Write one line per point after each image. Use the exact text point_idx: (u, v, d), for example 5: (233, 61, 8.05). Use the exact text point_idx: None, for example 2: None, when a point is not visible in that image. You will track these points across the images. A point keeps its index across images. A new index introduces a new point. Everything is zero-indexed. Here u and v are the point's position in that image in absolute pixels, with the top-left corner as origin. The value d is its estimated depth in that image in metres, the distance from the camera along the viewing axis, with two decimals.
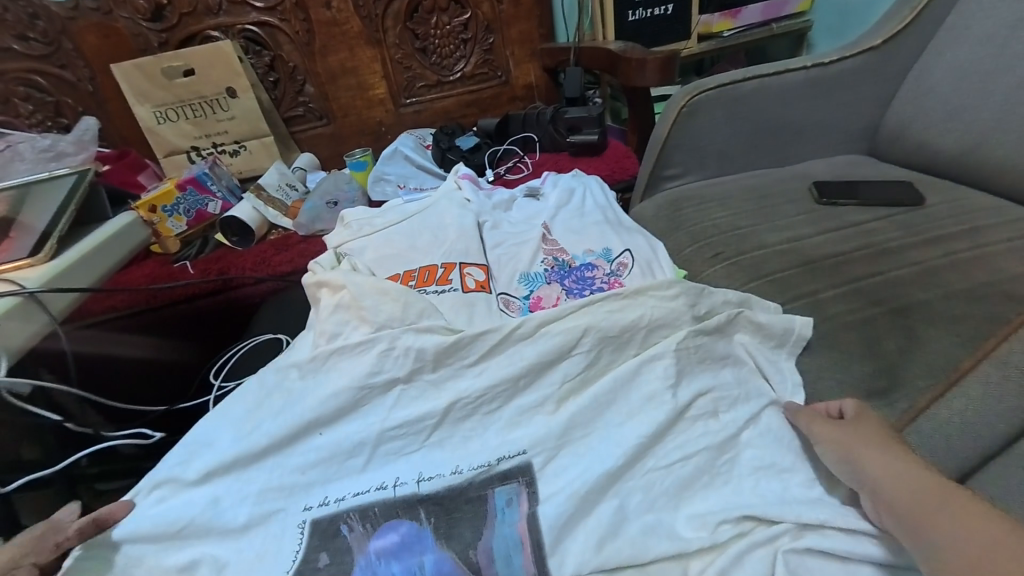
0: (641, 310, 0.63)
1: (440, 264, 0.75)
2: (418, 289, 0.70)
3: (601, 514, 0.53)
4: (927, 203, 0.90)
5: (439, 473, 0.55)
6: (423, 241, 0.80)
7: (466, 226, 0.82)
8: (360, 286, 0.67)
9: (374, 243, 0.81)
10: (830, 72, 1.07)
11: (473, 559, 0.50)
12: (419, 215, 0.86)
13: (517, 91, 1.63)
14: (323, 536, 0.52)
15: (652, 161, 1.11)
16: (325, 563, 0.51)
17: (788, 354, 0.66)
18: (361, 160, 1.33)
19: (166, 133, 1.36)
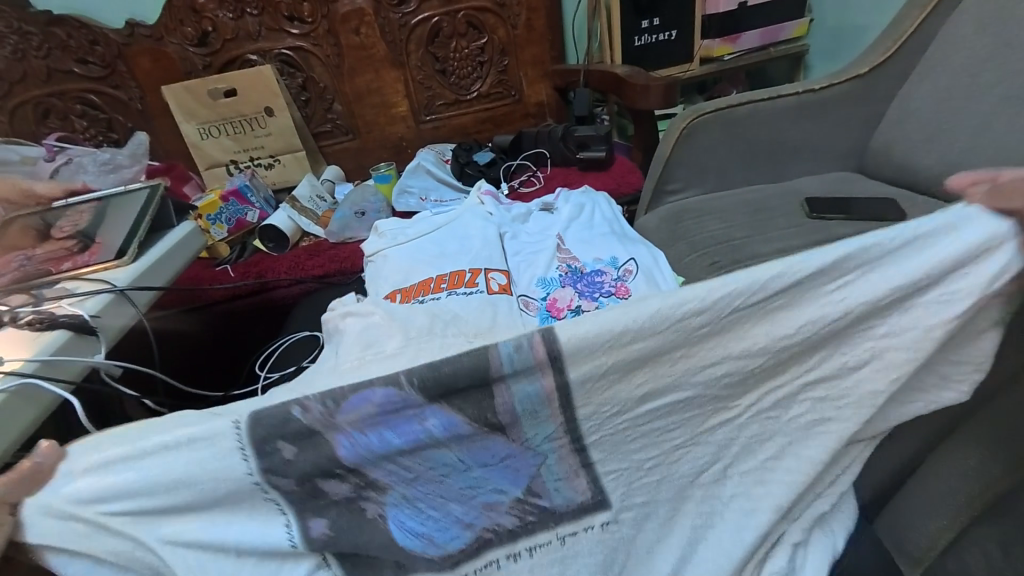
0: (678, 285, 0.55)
1: (468, 270, 0.85)
2: (449, 291, 0.80)
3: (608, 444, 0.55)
4: (909, 218, 0.98)
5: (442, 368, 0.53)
6: (452, 249, 0.90)
7: (487, 238, 0.92)
8: (388, 308, 0.72)
9: (406, 254, 0.91)
10: (821, 96, 1.16)
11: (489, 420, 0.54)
12: (446, 228, 0.95)
13: (529, 109, 1.74)
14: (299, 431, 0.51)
15: (656, 176, 1.20)
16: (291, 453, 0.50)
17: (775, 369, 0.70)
18: (385, 173, 1.44)
19: (208, 148, 1.48)
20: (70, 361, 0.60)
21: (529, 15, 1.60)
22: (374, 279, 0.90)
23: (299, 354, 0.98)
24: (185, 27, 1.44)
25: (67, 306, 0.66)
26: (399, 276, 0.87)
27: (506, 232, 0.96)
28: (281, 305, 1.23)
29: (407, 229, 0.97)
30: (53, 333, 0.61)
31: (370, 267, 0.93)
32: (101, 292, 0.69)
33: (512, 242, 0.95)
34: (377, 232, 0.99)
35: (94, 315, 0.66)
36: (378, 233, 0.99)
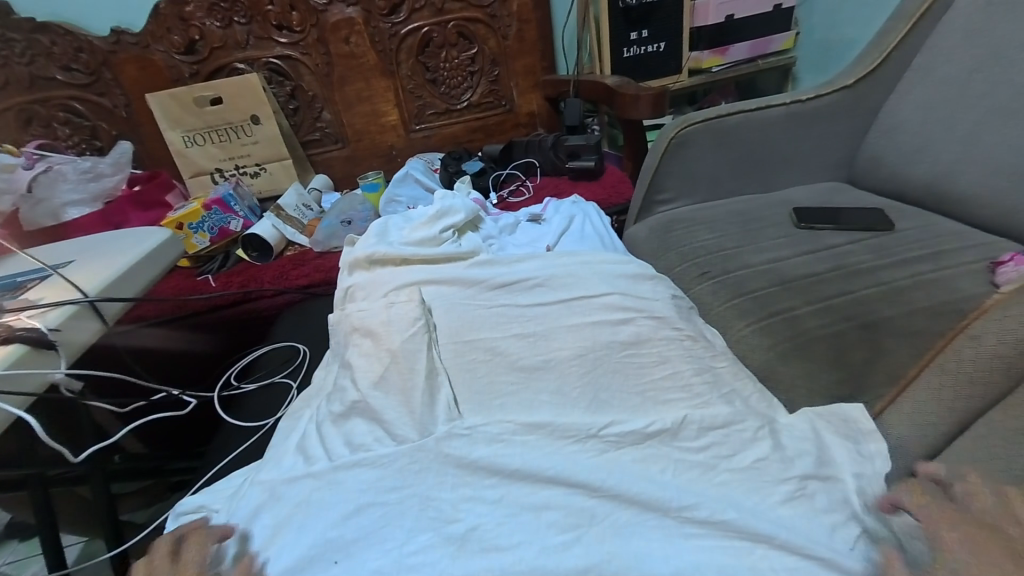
0: (662, 374, 0.62)
1: (462, 325, 0.70)
2: (438, 352, 0.67)
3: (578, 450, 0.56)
4: (898, 228, 0.97)
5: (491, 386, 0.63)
6: (449, 295, 0.73)
7: (465, 280, 0.74)
8: (399, 373, 0.64)
9: (363, 307, 0.73)
10: (809, 107, 1.17)
11: (504, 361, 0.65)
12: (415, 270, 0.76)
13: (520, 119, 1.73)
14: (359, 413, 0.63)
15: (645, 186, 1.20)
16: (357, 423, 0.62)
17: (815, 415, 0.61)
18: (374, 182, 1.43)
19: (193, 155, 1.46)
20: (28, 375, 0.58)
21: (520, 26, 1.61)
22: (340, 346, 0.74)
23: (276, 365, 0.94)
24: (172, 35, 1.43)
25: (27, 318, 0.63)
26: (356, 338, 0.70)
27: (488, 264, 0.77)
28: (263, 316, 1.20)
29: (362, 266, 0.78)
30: (9, 346, 0.58)
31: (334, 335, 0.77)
32: (68, 303, 0.66)
33: (487, 276, 0.75)
34: (345, 267, 0.79)
35: (54, 329, 0.63)
36: (344, 269, 0.80)
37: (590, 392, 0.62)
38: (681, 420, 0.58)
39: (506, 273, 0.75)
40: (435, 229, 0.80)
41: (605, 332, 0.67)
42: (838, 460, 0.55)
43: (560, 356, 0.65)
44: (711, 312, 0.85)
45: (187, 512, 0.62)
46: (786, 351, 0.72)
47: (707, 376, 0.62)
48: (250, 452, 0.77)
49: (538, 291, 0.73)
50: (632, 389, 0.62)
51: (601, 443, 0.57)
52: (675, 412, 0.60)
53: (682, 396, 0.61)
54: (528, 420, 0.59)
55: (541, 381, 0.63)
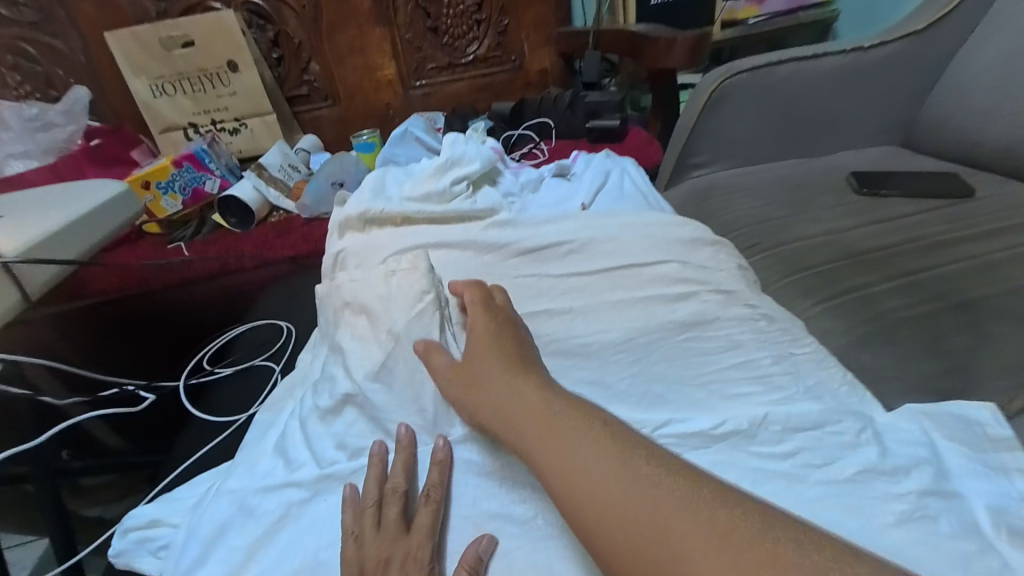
0: (732, 358, 0.51)
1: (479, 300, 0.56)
2: (452, 332, 0.54)
3: None
4: (977, 195, 0.84)
5: None
6: (461, 264, 0.60)
7: (481, 242, 0.60)
8: (404, 356, 0.52)
9: (358, 277, 0.60)
10: (869, 57, 1.02)
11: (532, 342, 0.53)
12: (420, 231, 0.62)
13: (531, 77, 1.55)
14: (354, 408, 0.51)
15: (678, 147, 1.06)
16: (351, 418, 0.51)
17: (919, 417, 0.49)
18: (368, 141, 1.27)
19: (162, 108, 1.28)
20: None
21: None
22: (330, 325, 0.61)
23: (255, 346, 0.81)
24: None
25: None
26: (349, 315, 0.57)
27: (510, 226, 0.63)
28: (242, 291, 1.05)
29: (356, 228, 0.64)
30: None
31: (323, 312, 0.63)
32: None
33: (508, 238, 0.61)
34: (333, 229, 0.65)
35: None
36: (331, 232, 0.66)
37: (643, 385, 0.49)
38: (760, 419, 0.46)
39: (533, 236, 0.61)
40: (444, 183, 0.66)
41: (658, 308, 0.56)
42: (957, 472, 0.45)
43: (604, 340, 0.53)
44: (767, 290, 0.72)
45: (138, 527, 0.50)
46: (867, 337, 0.60)
47: (784, 365, 0.50)
48: (222, 451, 0.64)
49: (572, 254, 0.60)
50: (696, 376, 0.50)
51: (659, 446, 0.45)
52: (751, 409, 0.47)
53: (758, 389, 0.49)
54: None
55: (580, 370, 0.51)
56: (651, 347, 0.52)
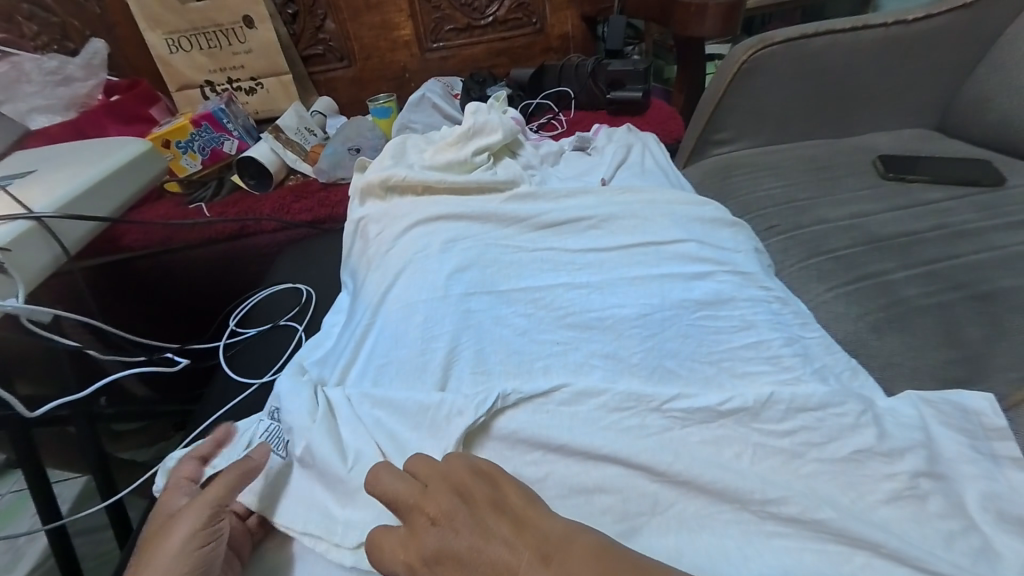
0: (739, 340, 0.53)
1: (496, 270, 0.58)
2: (470, 299, 0.56)
3: (636, 429, 0.48)
4: (1009, 184, 0.82)
5: (535, 347, 0.53)
6: (478, 235, 0.60)
7: (500, 213, 0.61)
8: (425, 321, 0.54)
9: (381, 243, 0.62)
10: (913, 31, 0.96)
11: (547, 314, 0.55)
12: (439, 200, 0.63)
13: (552, 42, 1.49)
14: (376, 370, 0.54)
15: (702, 123, 1.04)
16: (372, 380, 0.53)
17: (921, 405, 0.51)
18: (384, 106, 1.25)
19: (179, 64, 1.27)
20: None
21: None
22: (354, 289, 0.64)
23: (276, 308, 0.84)
24: None
25: None
26: (373, 278, 0.60)
27: (530, 199, 0.64)
28: (262, 253, 1.08)
29: (377, 195, 0.66)
30: None
31: (347, 275, 0.66)
32: (17, 218, 0.55)
33: (527, 211, 0.62)
34: (355, 195, 0.67)
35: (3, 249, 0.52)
36: (354, 196, 0.67)
37: (654, 359, 0.52)
38: (766, 398, 0.48)
39: (552, 211, 0.62)
40: (465, 152, 0.66)
41: (671, 287, 0.56)
42: (950, 456, 0.47)
43: (620, 315, 0.54)
44: (781, 272, 0.73)
45: (179, 468, 0.54)
46: (878, 323, 0.61)
47: (792, 348, 0.52)
48: (249, 403, 0.68)
49: (589, 234, 0.61)
50: (705, 356, 0.52)
51: (664, 418, 0.48)
52: (758, 388, 0.50)
53: (766, 369, 0.51)
54: (579, 390, 0.49)
55: (594, 342, 0.53)
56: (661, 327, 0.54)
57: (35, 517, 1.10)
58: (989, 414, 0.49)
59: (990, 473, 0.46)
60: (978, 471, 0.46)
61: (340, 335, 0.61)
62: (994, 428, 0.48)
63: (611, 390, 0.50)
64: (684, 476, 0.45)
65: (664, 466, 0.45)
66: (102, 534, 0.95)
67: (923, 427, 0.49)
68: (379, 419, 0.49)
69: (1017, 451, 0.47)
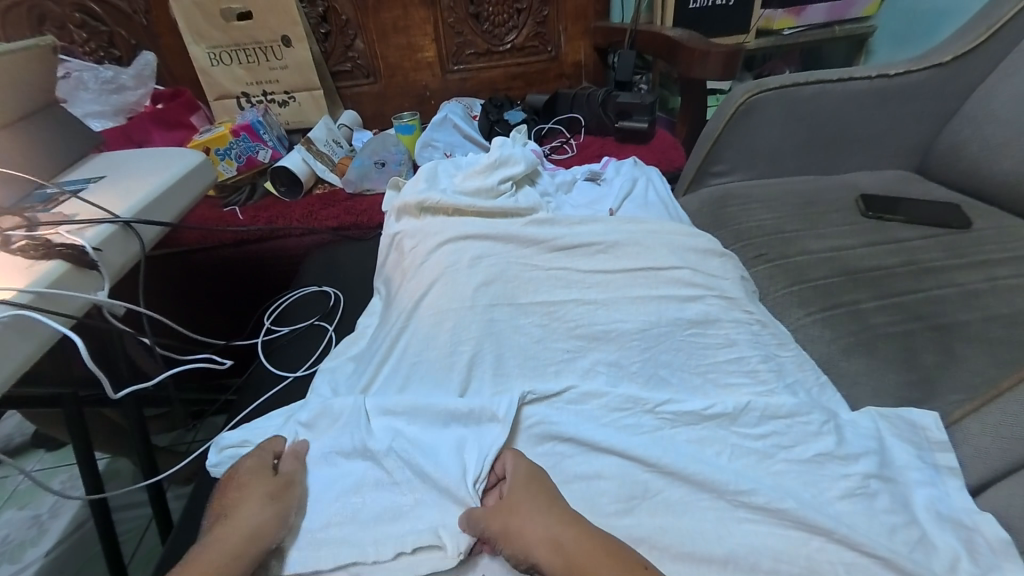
0: (724, 356, 0.61)
1: (515, 284, 0.66)
2: (491, 311, 0.64)
3: (631, 427, 0.56)
4: (975, 227, 0.91)
5: (548, 356, 0.61)
6: (499, 254, 0.68)
7: (522, 234, 0.70)
8: (453, 328, 0.63)
9: (415, 257, 0.70)
10: (894, 83, 1.06)
11: (558, 327, 0.63)
12: (469, 221, 0.71)
13: (565, 68, 1.60)
14: (410, 373, 0.62)
15: (702, 156, 1.13)
16: (405, 380, 0.61)
17: (881, 422, 0.58)
18: (409, 123, 1.34)
19: (219, 76, 1.36)
20: (70, 296, 0.55)
21: None
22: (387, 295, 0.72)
23: (307, 308, 0.92)
24: None
25: (64, 233, 0.60)
26: (407, 287, 0.69)
27: (548, 224, 0.72)
28: (291, 256, 1.16)
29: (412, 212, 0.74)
30: (51, 263, 0.56)
31: (381, 281, 0.75)
32: (103, 222, 0.63)
33: (546, 234, 0.70)
34: (392, 212, 0.75)
35: (95, 249, 0.60)
36: (389, 213, 0.76)
37: (650, 369, 0.60)
38: (743, 406, 0.57)
39: (567, 235, 0.71)
40: (492, 180, 0.75)
41: (666, 305, 0.65)
42: (899, 464, 0.55)
43: (624, 329, 0.63)
44: (766, 297, 0.81)
45: (230, 446, 0.61)
46: (848, 346, 0.69)
47: (768, 365, 0.61)
48: (288, 393, 0.76)
49: (597, 258, 0.69)
50: (695, 368, 0.61)
51: (656, 418, 0.57)
52: (738, 397, 0.58)
53: (745, 381, 0.59)
54: (585, 391, 0.58)
55: (599, 352, 0.61)
56: (657, 341, 0.62)
57: (62, 493, 1.17)
58: (936, 429, 0.57)
59: (930, 478, 0.54)
60: (920, 476, 0.54)
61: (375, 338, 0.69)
62: (939, 442, 0.57)
63: (612, 393, 0.58)
64: (672, 469, 0.52)
65: (655, 460, 0.53)
66: (132, 511, 1.01)
67: (879, 438, 0.57)
68: (415, 410, 0.57)
69: (955, 462, 0.55)
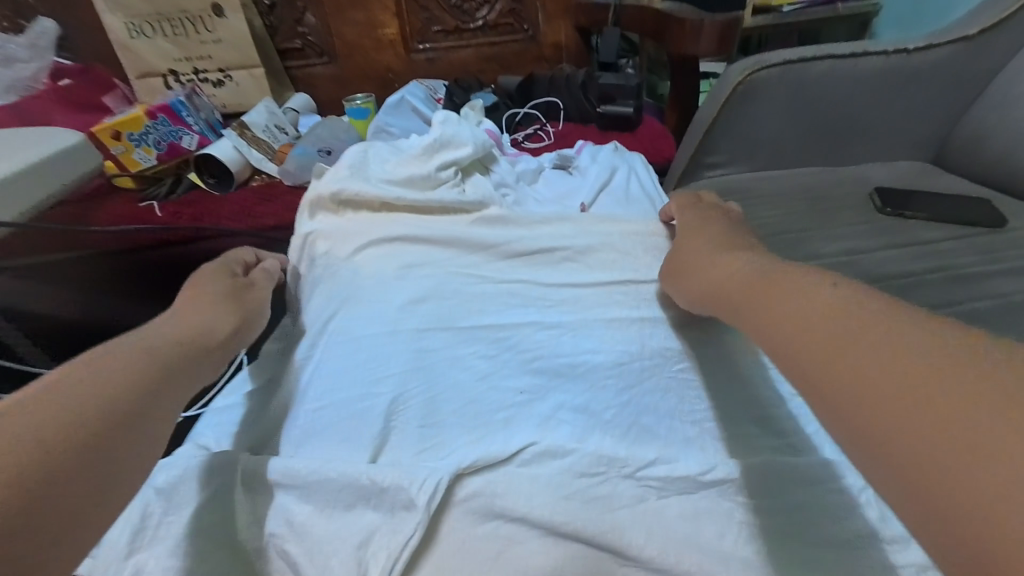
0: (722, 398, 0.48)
1: (461, 300, 0.54)
2: (428, 334, 0.51)
3: (603, 502, 0.41)
4: (1009, 226, 0.78)
5: (496, 400, 0.46)
6: (441, 265, 0.57)
7: (467, 240, 0.58)
8: (374, 359, 0.49)
9: (331, 262, 0.58)
10: (914, 62, 0.92)
11: (505, 358, 0.49)
12: (399, 219, 0.60)
13: (544, 50, 1.44)
14: (309, 428, 0.46)
15: (694, 144, 0.99)
16: (303, 432, 0.46)
17: None
18: (362, 107, 1.18)
19: (140, 50, 1.17)
20: None
21: None
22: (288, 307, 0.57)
23: None
24: None
25: None
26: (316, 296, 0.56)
27: (502, 223, 0.61)
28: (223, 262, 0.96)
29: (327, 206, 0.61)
30: None
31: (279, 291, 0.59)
32: None
33: (496, 237, 0.58)
34: (304, 207, 0.61)
35: None
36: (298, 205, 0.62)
37: (630, 417, 0.46)
38: (754, 468, 0.42)
39: (526, 238, 0.59)
40: (431, 166, 0.63)
41: (647, 328, 0.53)
42: None
43: (593, 363, 0.49)
44: None
45: None
46: None
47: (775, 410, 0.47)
48: None
49: (561, 268, 0.58)
50: (689, 414, 0.46)
51: (638, 487, 0.42)
52: (745, 455, 0.44)
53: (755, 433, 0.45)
54: (541, 450, 0.43)
55: (562, 392, 0.47)
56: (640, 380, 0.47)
57: None
58: None
59: None
60: None
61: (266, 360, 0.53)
62: None
63: (579, 451, 0.43)
64: (659, 564, 0.38)
65: (634, 551, 0.38)
66: None
67: None
68: (309, 479, 0.42)
69: None
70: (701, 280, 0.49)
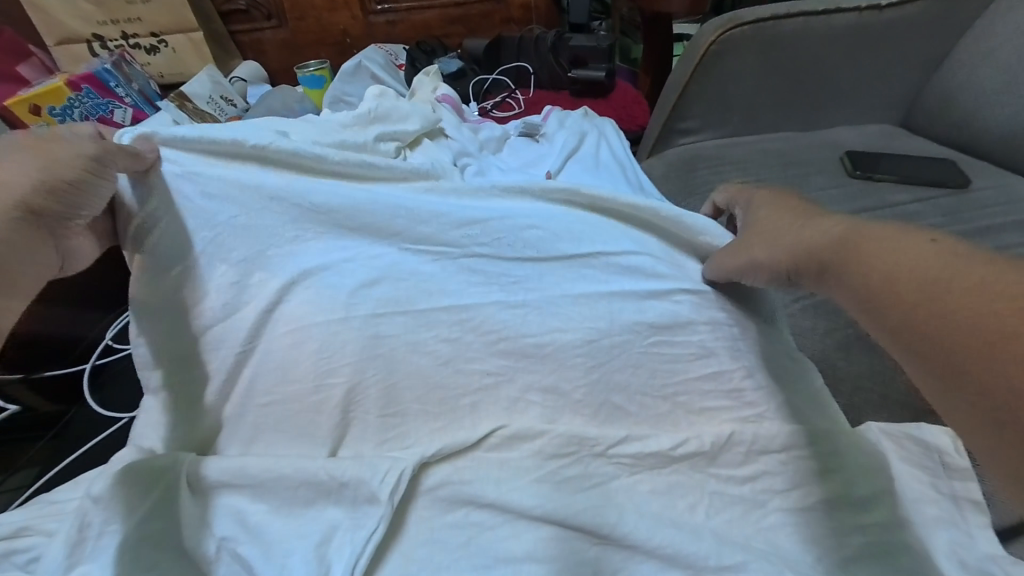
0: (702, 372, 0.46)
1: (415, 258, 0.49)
2: (373, 320, 0.45)
3: (574, 483, 0.40)
4: (973, 186, 0.79)
5: (462, 385, 0.44)
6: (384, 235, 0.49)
7: (424, 211, 0.50)
8: (320, 346, 0.44)
9: (248, 232, 0.47)
10: (888, 19, 0.90)
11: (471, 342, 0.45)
12: (339, 179, 0.50)
13: (512, 11, 1.35)
14: (261, 422, 0.44)
15: (667, 110, 0.96)
16: (255, 426, 0.44)
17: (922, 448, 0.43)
18: (317, 75, 1.09)
19: (56, 11, 1.04)
20: None
21: None
22: (179, 276, 0.46)
23: None
24: None
25: None
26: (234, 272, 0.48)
27: (453, 193, 0.53)
28: None
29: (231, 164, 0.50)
30: None
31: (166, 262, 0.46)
32: None
33: (447, 206, 0.52)
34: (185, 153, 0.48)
35: None
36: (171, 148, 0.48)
37: (602, 395, 0.44)
38: (726, 439, 0.42)
39: (479, 208, 0.52)
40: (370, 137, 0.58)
41: (615, 304, 0.48)
42: None
43: (562, 343, 0.45)
44: None
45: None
46: (845, 342, 0.56)
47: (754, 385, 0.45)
48: None
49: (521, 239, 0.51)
50: (663, 388, 0.45)
51: (611, 465, 0.41)
52: (717, 426, 0.43)
53: (727, 405, 0.44)
54: (511, 434, 0.42)
55: (531, 375, 0.45)
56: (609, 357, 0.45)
57: None
58: None
59: None
60: None
61: (173, 339, 0.46)
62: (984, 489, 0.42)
63: (551, 433, 0.42)
64: (629, 540, 0.38)
65: (607, 530, 0.38)
66: None
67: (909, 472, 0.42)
68: (262, 476, 0.40)
69: None
70: (777, 240, 0.44)
